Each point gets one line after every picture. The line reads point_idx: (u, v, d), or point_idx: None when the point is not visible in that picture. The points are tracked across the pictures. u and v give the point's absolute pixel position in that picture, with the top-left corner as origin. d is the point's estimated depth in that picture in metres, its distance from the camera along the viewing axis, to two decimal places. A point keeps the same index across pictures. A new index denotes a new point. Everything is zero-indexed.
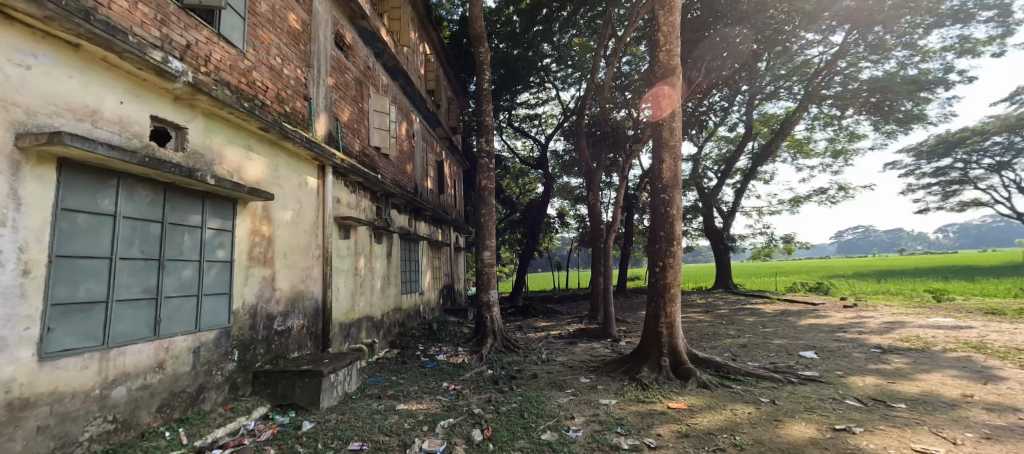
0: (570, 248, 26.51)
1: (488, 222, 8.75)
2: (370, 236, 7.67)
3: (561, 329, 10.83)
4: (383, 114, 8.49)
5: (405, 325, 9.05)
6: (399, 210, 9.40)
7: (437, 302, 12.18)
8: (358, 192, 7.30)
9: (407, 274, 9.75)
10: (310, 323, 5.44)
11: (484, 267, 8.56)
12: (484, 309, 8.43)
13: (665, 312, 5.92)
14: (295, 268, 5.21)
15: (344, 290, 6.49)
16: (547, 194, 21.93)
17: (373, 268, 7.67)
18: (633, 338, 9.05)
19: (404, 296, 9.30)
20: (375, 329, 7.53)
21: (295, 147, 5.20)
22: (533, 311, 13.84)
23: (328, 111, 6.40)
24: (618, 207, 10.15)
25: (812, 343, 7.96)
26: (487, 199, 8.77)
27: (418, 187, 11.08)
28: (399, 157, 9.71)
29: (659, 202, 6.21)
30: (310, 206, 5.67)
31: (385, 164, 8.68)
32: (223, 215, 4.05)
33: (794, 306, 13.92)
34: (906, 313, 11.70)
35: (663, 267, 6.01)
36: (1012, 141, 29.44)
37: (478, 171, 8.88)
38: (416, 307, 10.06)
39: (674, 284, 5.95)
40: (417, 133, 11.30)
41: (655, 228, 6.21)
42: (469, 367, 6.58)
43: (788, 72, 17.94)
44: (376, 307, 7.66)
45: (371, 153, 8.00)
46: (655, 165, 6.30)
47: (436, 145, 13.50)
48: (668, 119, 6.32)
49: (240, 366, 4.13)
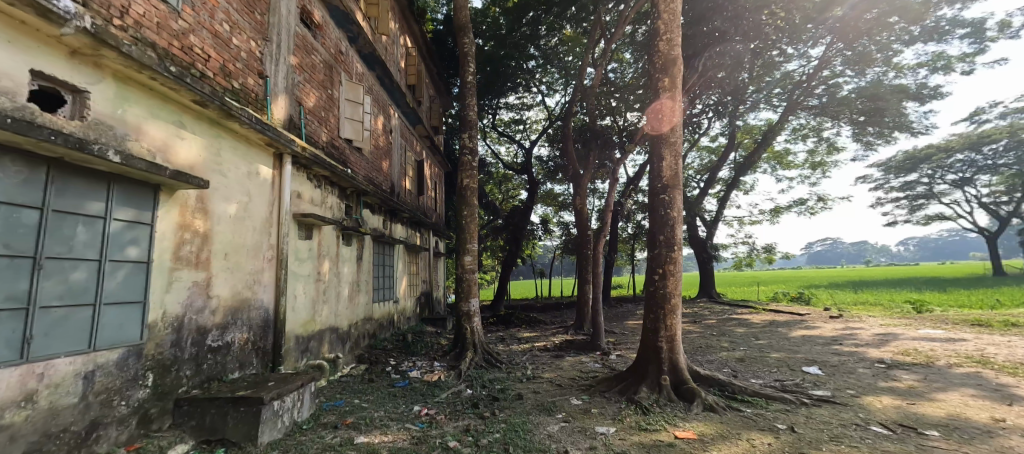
0: (553, 256, 25.95)
1: (470, 224, 8.05)
2: (337, 237, 6.88)
3: (546, 340, 10.16)
4: (356, 103, 7.73)
5: (376, 336, 8.24)
6: (373, 211, 8.61)
7: (414, 310, 11.36)
8: (324, 188, 6.51)
9: (381, 280, 8.94)
10: (257, 337, 4.65)
11: (464, 273, 7.84)
12: (464, 320, 7.71)
13: (666, 325, 5.32)
14: (239, 271, 4.42)
15: (303, 298, 5.69)
16: (531, 200, 21.38)
17: (340, 274, 6.86)
18: (624, 351, 8.46)
19: (376, 305, 8.49)
20: (341, 342, 6.73)
21: (242, 129, 4.44)
22: (515, 320, 13.12)
23: (289, 93, 5.63)
24: (610, 212, 9.57)
25: (812, 357, 7.49)
26: (470, 200, 8.07)
27: (395, 186, 10.28)
28: (375, 153, 8.94)
29: (659, 203, 5.63)
30: (262, 199, 4.90)
31: (358, 159, 7.92)
32: (137, 204, 3.28)
33: (781, 317, 13.63)
34: (894, 324, 11.46)
35: (663, 274, 5.41)
36: (975, 158, 30.50)
37: (460, 169, 8.19)
38: (389, 317, 9.25)
39: (675, 293, 5.36)
40: (395, 129, 10.53)
41: (654, 233, 5.62)
42: (445, 386, 5.84)
43: (771, 83, 17.92)
44: (342, 316, 6.85)
45: (342, 146, 7.22)
46: (655, 164, 5.73)
47: (416, 143, 12.71)
48: (670, 113, 5.76)
49: (154, 394, 3.34)
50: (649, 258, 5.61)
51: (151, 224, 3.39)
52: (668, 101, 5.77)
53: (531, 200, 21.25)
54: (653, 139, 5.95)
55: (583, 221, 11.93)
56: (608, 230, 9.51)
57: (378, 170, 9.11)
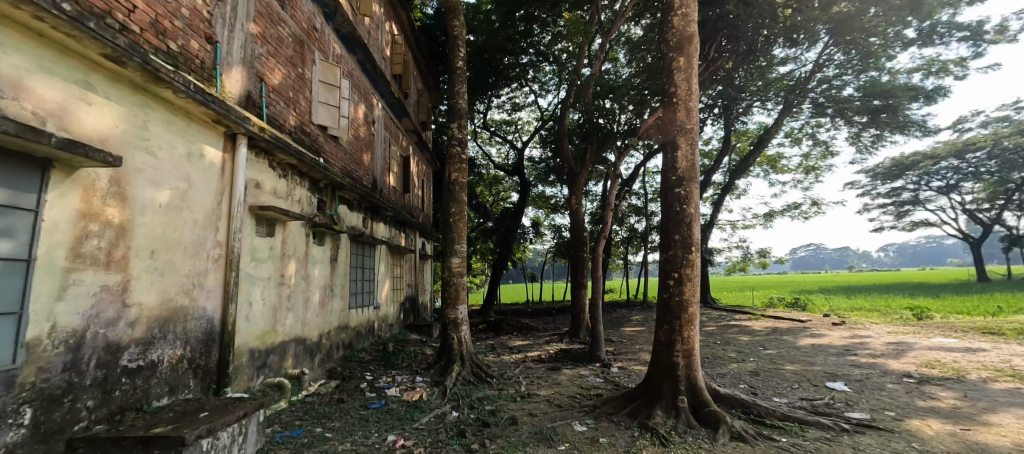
0: (545, 259, 25.27)
1: (458, 223, 7.27)
2: (307, 235, 6.08)
3: (540, 349, 9.42)
4: (332, 86, 6.92)
5: (353, 347, 7.43)
6: (351, 207, 7.80)
7: (398, 317, 10.53)
8: (291, 178, 5.70)
9: (360, 284, 8.13)
10: (195, 354, 3.85)
11: (451, 277, 7.06)
12: (450, 328, 6.93)
13: (682, 338, 4.61)
14: (171, 273, 3.62)
15: (260, 305, 4.87)
16: (522, 202, 20.66)
17: (309, 277, 6.06)
18: (626, 362, 7.75)
19: (353, 312, 7.66)
20: (309, 354, 5.92)
21: (177, 100, 3.65)
22: (506, 327, 12.34)
23: (247, 65, 4.83)
24: (612, 207, 8.76)
25: (832, 370, 6.85)
26: (459, 196, 7.31)
27: (377, 182, 9.46)
28: (355, 144, 8.13)
29: (673, 198, 4.93)
30: (208, 187, 4.11)
31: (335, 149, 7.12)
32: (10, 183, 2.48)
33: (783, 324, 13.05)
34: (903, 332, 10.92)
35: (677, 278, 4.73)
36: (963, 165, 30.52)
37: (449, 162, 7.43)
38: (369, 325, 8.42)
39: (693, 301, 4.66)
40: (379, 120, 9.71)
41: (668, 232, 4.92)
42: (428, 407, 5.05)
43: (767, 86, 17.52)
44: (311, 325, 6.05)
45: (314, 133, 6.42)
46: (669, 155, 5.05)
47: (402, 138, 11.90)
48: (685, 96, 5.07)
49: (33, 435, 2.52)
50: (661, 258, 4.94)
51: (36, 211, 2.60)
52: (683, 86, 5.10)
53: (523, 201, 20.55)
54: (665, 128, 5.27)
55: (578, 222, 11.24)
56: (610, 225, 8.64)
57: (358, 163, 8.31)
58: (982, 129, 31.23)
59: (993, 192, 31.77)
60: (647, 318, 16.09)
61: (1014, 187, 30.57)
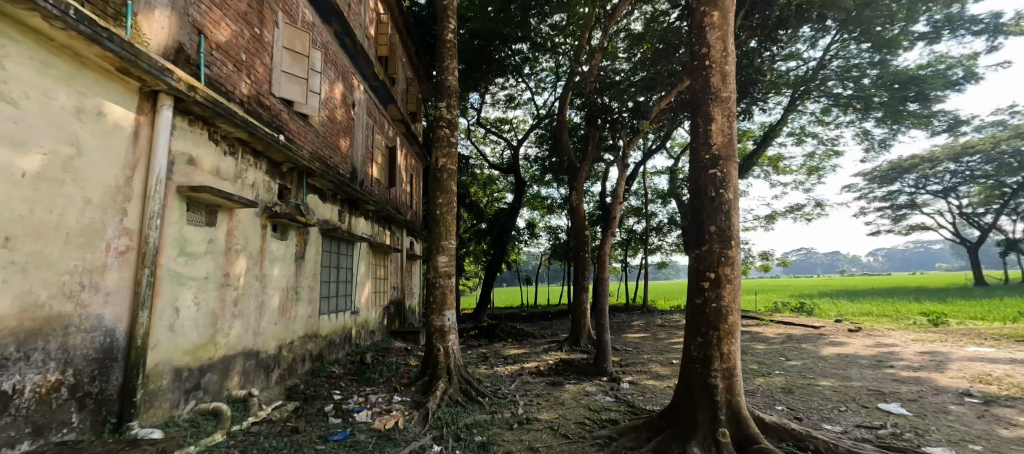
0: (540, 261, 24.34)
1: (446, 215, 6.31)
2: (263, 228, 5.10)
3: (538, 359, 8.46)
4: (299, 56, 5.96)
5: (323, 359, 6.43)
6: (324, 198, 6.81)
7: (380, 323, 9.52)
8: (241, 157, 4.72)
9: (333, 287, 7.14)
10: (82, 380, 2.87)
11: (436, 278, 6.10)
12: (436, 338, 5.97)
13: (721, 355, 3.68)
14: (43, 269, 2.63)
15: (193, 311, 3.88)
16: (517, 202, 19.75)
17: (265, 278, 5.08)
18: (637, 376, 6.83)
19: (324, 317, 6.66)
20: (263, 371, 4.93)
21: (54, 33, 2.66)
22: (500, 333, 11.35)
23: (179, 11, 3.85)
24: (618, 199, 7.78)
25: (875, 387, 5.94)
26: (448, 184, 6.37)
27: (357, 172, 8.47)
28: (329, 127, 7.15)
29: (708, 181, 4.01)
30: (111, 157, 3.14)
31: (303, 130, 6.15)
32: None
33: (796, 330, 12.20)
34: (928, 340, 10.06)
35: (713, 280, 3.80)
36: (963, 168, 29.95)
37: (436, 145, 6.49)
38: (344, 333, 7.42)
39: (733, 308, 3.74)
40: (360, 104, 8.73)
41: (700, 223, 3.98)
42: (403, 438, 4.06)
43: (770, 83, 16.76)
44: (267, 335, 5.06)
45: (275, 107, 5.44)
46: (700, 128, 4.14)
47: (388, 127, 10.92)
48: (720, 57, 4.17)
49: None
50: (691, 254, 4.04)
51: None
52: (719, 46, 4.19)
53: (517, 201, 19.55)
54: (692, 98, 4.35)
55: (579, 220, 10.35)
56: (617, 225, 7.71)
57: (334, 149, 7.35)
58: (978, 132, 30.82)
59: (988, 197, 31.06)
60: (649, 324, 15.16)
61: (1010, 192, 29.87)
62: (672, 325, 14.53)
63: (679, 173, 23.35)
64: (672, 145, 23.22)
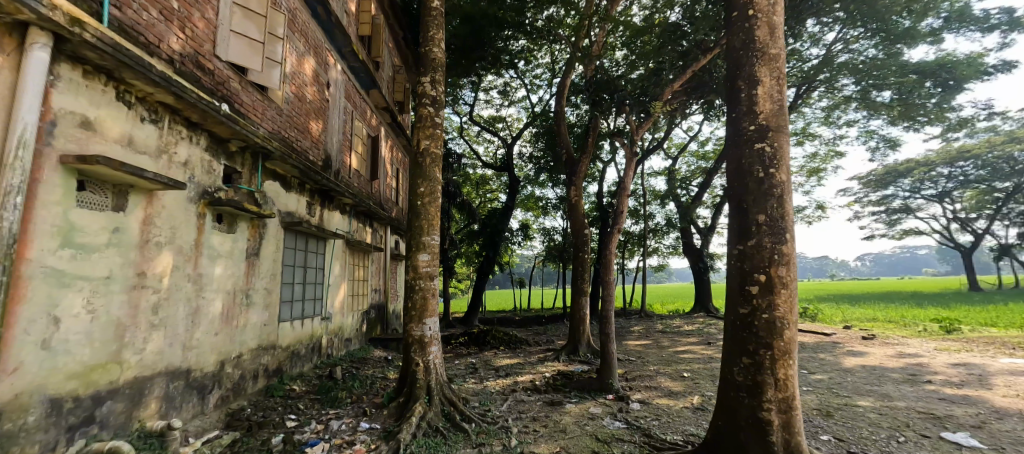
0: (534, 264, 23.41)
1: (428, 205, 5.38)
2: (201, 218, 4.18)
3: (533, 371, 7.56)
4: (255, 16, 5.05)
5: (281, 374, 5.48)
6: (288, 187, 5.89)
7: (358, 329, 8.60)
8: (169, 129, 3.80)
9: (299, 290, 6.20)
10: None
11: (415, 280, 5.19)
12: (414, 350, 5.06)
13: (776, 382, 2.82)
14: None
15: (82, 322, 2.95)
16: (511, 202, 18.85)
17: (202, 279, 4.15)
18: (646, 392, 5.99)
19: (285, 325, 5.72)
20: (195, 393, 3.99)
21: None
22: (491, 340, 10.40)
23: None
24: (624, 189, 6.37)
25: (924, 409, 5.11)
26: (432, 171, 5.47)
27: (332, 161, 7.53)
28: (297, 105, 6.23)
29: (754, 158, 3.15)
30: None
31: (262, 105, 5.26)
32: None
33: (807, 339, 11.41)
34: (953, 350, 9.26)
35: (762, 284, 2.94)
36: (960, 173, 29.47)
37: (417, 125, 5.58)
38: (312, 342, 6.48)
39: (790, 322, 2.88)
40: (337, 85, 7.82)
41: (744, 210, 3.12)
42: None
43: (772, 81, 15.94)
44: (203, 348, 4.13)
45: (220, 72, 4.53)
46: (744, 93, 3.29)
47: (371, 115, 9.99)
48: (768, 5, 3.32)
49: None
50: (731, 252, 3.20)
51: None
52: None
53: (510, 201, 18.63)
54: (730, 59, 3.48)
55: (579, 217, 9.50)
56: (623, 220, 6.30)
57: (303, 132, 6.43)
58: (972, 136, 30.50)
59: (980, 203, 30.53)
60: (649, 330, 14.25)
61: (1003, 198, 29.32)
62: (674, 331, 13.65)
63: (677, 173, 22.55)
64: (669, 145, 22.34)
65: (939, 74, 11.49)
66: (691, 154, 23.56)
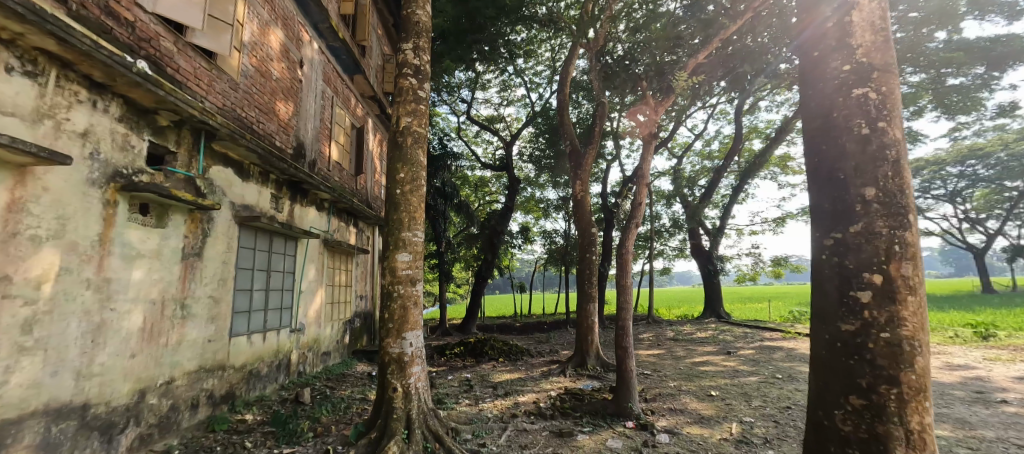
0: (534, 267, 22.45)
1: (406, 194, 4.43)
2: (110, 206, 3.24)
3: (536, 389, 6.58)
4: None
5: (233, 400, 4.53)
6: (245, 175, 4.95)
7: (339, 340, 7.65)
8: (54, 88, 2.87)
9: (261, 299, 5.25)
10: None
11: (393, 285, 4.26)
12: (392, 372, 4.12)
13: (909, 437, 1.87)
14: None
15: None
16: (510, 203, 17.88)
17: (110, 286, 3.21)
18: (672, 417, 5.03)
19: (240, 340, 4.78)
20: (95, 435, 3.04)
21: None
22: (489, 351, 9.42)
23: None
24: (643, 176, 5.35)
25: (1021, 441, 4.12)
26: (415, 154, 4.54)
27: (306, 149, 6.59)
28: (258, 80, 5.31)
29: (854, 109, 2.21)
30: None
31: (207, 74, 4.35)
32: None
33: None
34: (1006, 360, 8.24)
35: (878, 288, 1.98)
36: (971, 171, 28.53)
37: (396, 100, 4.66)
38: (279, 358, 5.54)
39: (922, 344, 1.92)
40: (312, 65, 6.90)
41: (841, 186, 2.18)
42: None
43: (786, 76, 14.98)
44: (110, 376, 3.19)
45: (145, 25, 3.62)
46: (837, 23, 2.34)
47: (356, 104, 9.06)
48: None
49: None
50: (819, 244, 2.26)
51: None
52: None
53: (510, 202, 17.67)
54: None
55: (586, 215, 8.60)
56: (642, 214, 5.33)
57: (267, 113, 5.51)
58: (982, 134, 29.61)
59: (990, 202, 29.63)
60: (660, 338, 13.21)
61: (1016, 197, 28.39)
62: (687, 339, 12.66)
63: (682, 173, 21.62)
64: (672, 144, 21.43)
65: (993, 50, 10.23)
66: (696, 153, 22.61)
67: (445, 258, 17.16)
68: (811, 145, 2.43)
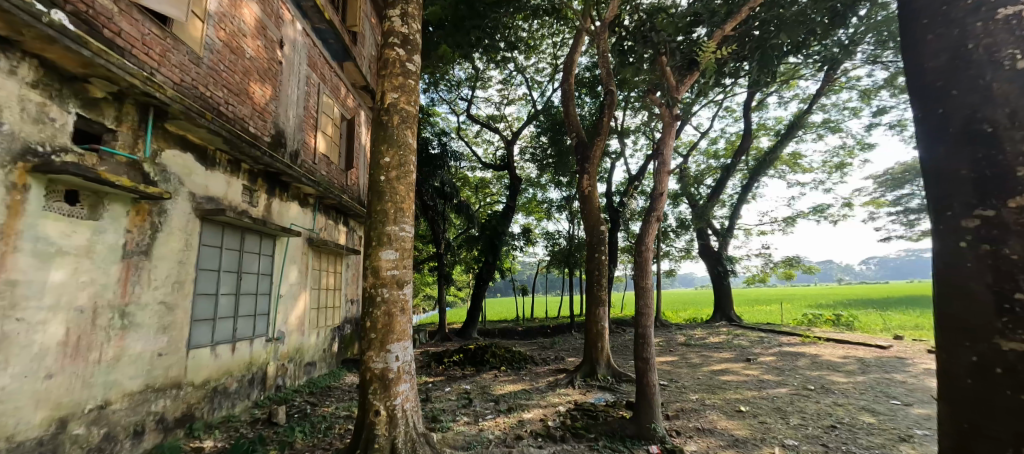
0: (537, 269, 21.78)
1: (391, 182, 3.79)
2: (18, 193, 2.61)
3: (542, 403, 5.90)
4: None
5: (191, 424, 3.87)
6: (209, 163, 4.31)
7: (326, 348, 6.99)
8: None
9: (230, 305, 4.60)
10: None
11: (376, 288, 3.61)
12: (374, 393, 3.47)
13: None
14: None
15: None
16: (512, 202, 17.21)
17: (16, 291, 2.58)
18: (702, 438, 4.35)
19: (202, 353, 4.12)
20: None
21: None
22: (490, 359, 8.73)
23: None
24: (665, 162, 4.69)
25: None
26: (403, 135, 3.91)
27: (287, 138, 5.95)
28: (227, 57, 4.69)
29: (1003, 34, 1.52)
30: None
31: (159, 43, 3.73)
32: None
33: (860, 352, 9.69)
34: None
35: None
36: None
37: (381, 73, 4.02)
38: (252, 372, 4.89)
39: None
40: (295, 46, 6.26)
41: (987, 145, 1.49)
42: None
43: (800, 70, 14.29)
44: (16, 403, 2.54)
45: None
46: None
47: (346, 94, 8.44)
48: None
49: None
50: (951, 228, 1.57)
51: None
52: None
53: (511, 202, 17.00)
54: None
55: (593, 213, 7.93)
56: (664, 206, 4.68)
57: (238, 94, 4.88)
58: None
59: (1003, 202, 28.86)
60: (670, 343, 12.51)
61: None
62: (699, 344, 11.96)
63: (689, 172, 20.94)
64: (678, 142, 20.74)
65: None
66: (701, 152, 21.89)
67: (445, 261, 16.46)
68: (922, 93, 1.77)
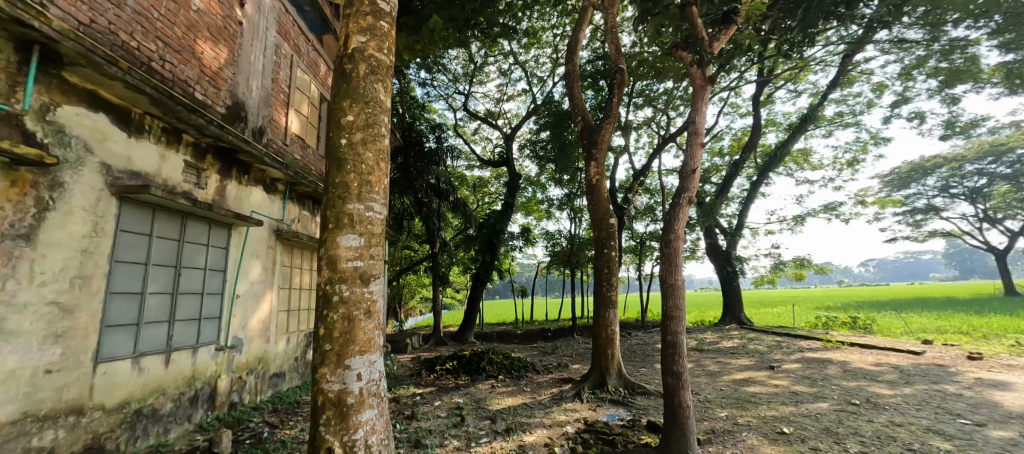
0: (537, 270, 20.94)
1: (356, 149, 2.93)
2: None
3: (546, 422, 5.03)
4: None
5: None
6: (133, 129, 3.45)
7: (298, 356, 6.11)
8: None
9: (163, 306, 3.73)
10: None
11: (333, 285, 2.75)
12: (328, 424, 2.60)
13: None
14: None
15: None
16: (511, 199, 16.35)
17: None
18: None
19: (119, 367, 3.25)
20: None
21: None
22: (486, 367, 7.86)
23: None
24: (698, 132, 3.85)
25: None
26: (371, 90, 3.06)
27: (249, 112, 5.10)
28: (164, 3, 3.83)
29: None
30: None
31: None
32: None
33: (894, 358, 8.83)
34: None
35: None
36: None
37: (345, 13, 3.18)
38: (193, 388, 4.01)
39: None
40: (260, 7, 5.41)
41: None
42: None
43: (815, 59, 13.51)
44: None
45: None
46: None
47: (326, 73, 7.58)
48: None
49: None
50: None
51: None
52: None
53: (510, 198, 16.15)
54: None
55: (602, 204, 7.08)
56: (696, 185, 3.83)
57: (179, 51, 4.03)
58: None
59: None
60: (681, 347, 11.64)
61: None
62: (713, 349, 11.10)
63: None
64: None
65: None
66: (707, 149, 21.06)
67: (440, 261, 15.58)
68: None
